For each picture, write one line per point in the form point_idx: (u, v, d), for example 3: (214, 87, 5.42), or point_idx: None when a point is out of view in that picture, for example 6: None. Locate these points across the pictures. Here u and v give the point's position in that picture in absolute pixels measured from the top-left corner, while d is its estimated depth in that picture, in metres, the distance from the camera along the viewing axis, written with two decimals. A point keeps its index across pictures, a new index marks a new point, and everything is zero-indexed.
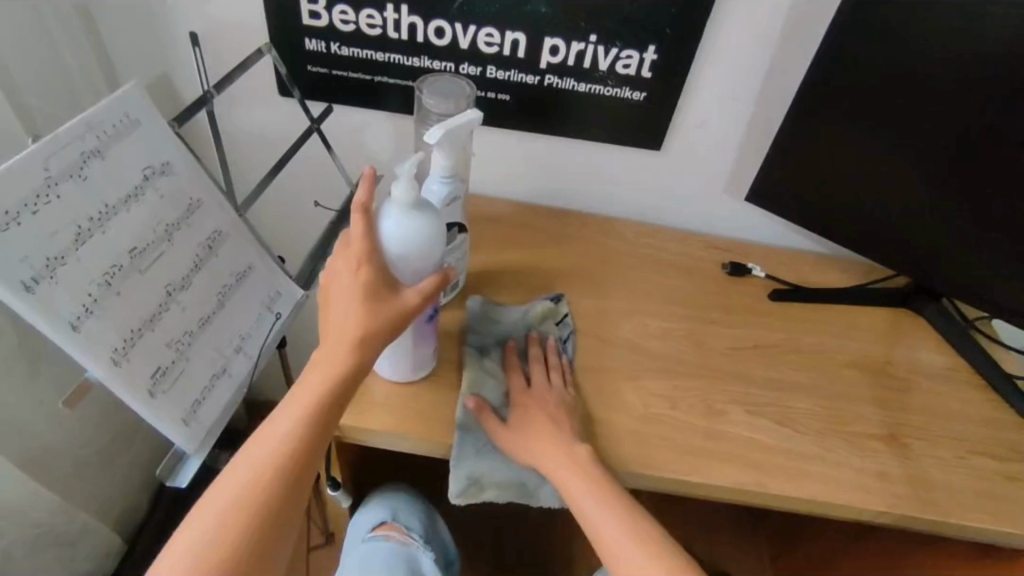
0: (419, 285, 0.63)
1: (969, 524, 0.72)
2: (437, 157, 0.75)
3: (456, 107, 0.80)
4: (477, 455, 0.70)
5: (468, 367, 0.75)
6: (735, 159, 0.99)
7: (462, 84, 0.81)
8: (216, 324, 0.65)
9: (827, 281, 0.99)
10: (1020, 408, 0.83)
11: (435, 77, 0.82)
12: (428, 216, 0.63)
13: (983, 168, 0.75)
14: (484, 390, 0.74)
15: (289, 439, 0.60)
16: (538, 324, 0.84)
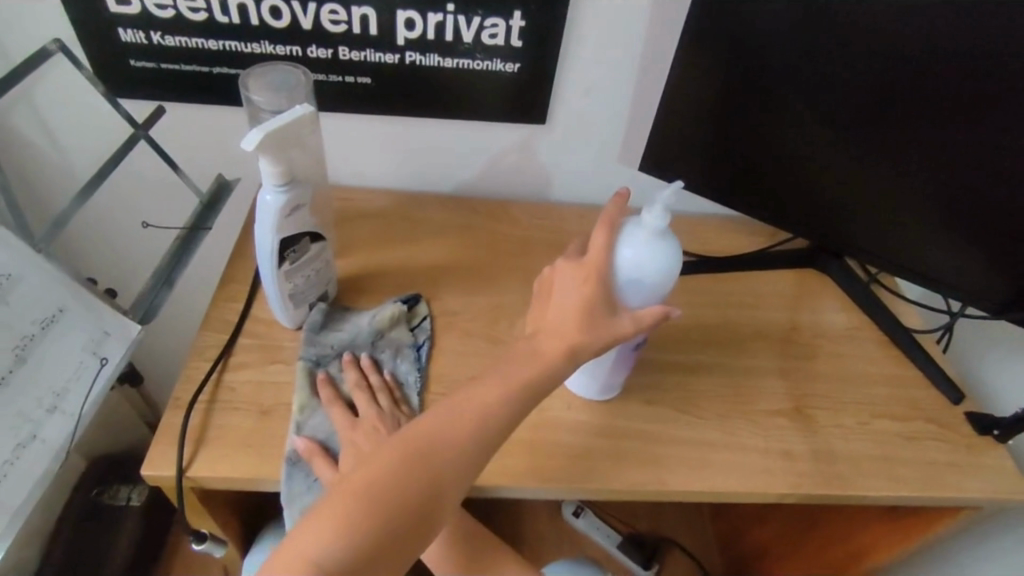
0: (638, 314, 0.62)
1: (873, 494, 0.71)
2: (262, 165, 0.62)
3: (290, 102, 0.68)
4: (307, 492, 0.63)
5: (297, 393, 0.69)
6: (628, 125, 0.93)
7: (295, 73, 0.70)
8: (14, 385, 0.60)
9: (732, 247, 0.97)
10: (920, 361, 0.83)
11: (266, 67, 0.70)
12: (671, 245, 0.62)
13: (870, 121, 0.74)
14: (310, 419, 0.68)
15: (432, 444, 0.56)
16: (386, 331, 0.76)
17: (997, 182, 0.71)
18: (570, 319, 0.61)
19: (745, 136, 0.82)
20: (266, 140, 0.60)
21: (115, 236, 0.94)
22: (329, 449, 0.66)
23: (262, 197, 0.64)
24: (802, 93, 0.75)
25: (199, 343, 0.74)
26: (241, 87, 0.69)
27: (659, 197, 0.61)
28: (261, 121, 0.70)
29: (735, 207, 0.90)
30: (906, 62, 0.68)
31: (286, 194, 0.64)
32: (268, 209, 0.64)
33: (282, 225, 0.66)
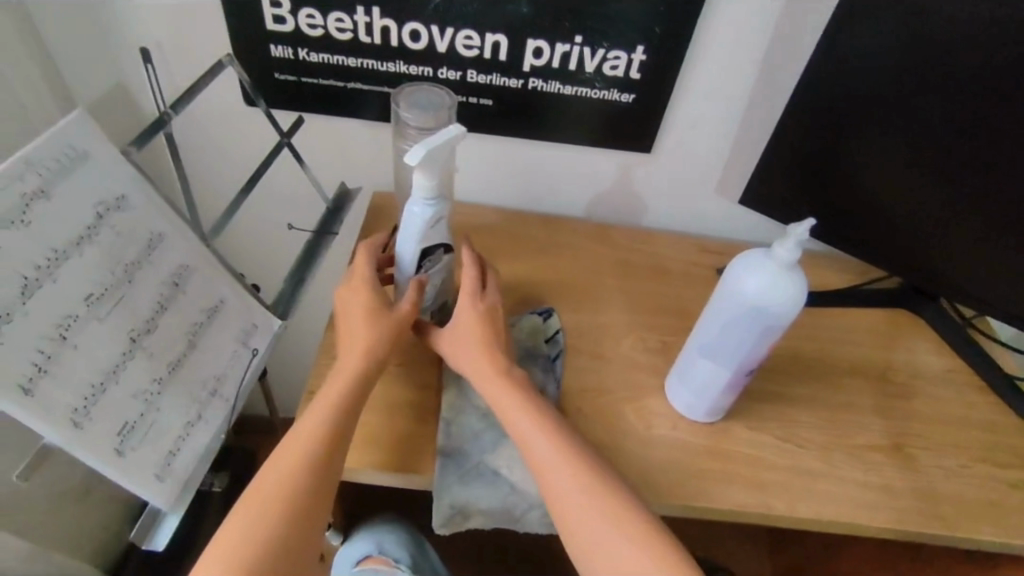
0: (409, 296, 0.71)
1: (977, 536, 0.71)
2: (417, 180, 0.66)
3: (436, 121, 0.74)
4: (460, 481, 0.67)
5: (446, 391, 0.73)
6: (728, 158, 0.96)
7: (443, 96, 0.75)
8: (187, 367, 0.67)
9: (824, 282, 0.98)
10: (1019, 407, 0.83)
11: (413, 87, 0.75)
12: (798, 281, 0.61)
13: (986, 172, 0.75)
14: (459, 417, 0.71)
15: (321, 420, 0.64)
16: (526, 340, 0.80)
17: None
18: (356, 325, 0.69)
19: (855, 180, 0.84)
20: (426, 156, 0.63)
21: (259, 238, 1.01)
22: (464, 449, 0.69)
23: (412, 208, 0.68)
24: (920, 142, 0.77)
25: (327, 340, 0.79)
26: (395, 103, 0.75)
27: (793, 231, 0.60)
28: (409, 137, 0.76)
29: (837, 244, 0.91)
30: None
31: (434, 207, 0.68)
32: (416, 219, 0.69)
33: (426, 235, 0.70)
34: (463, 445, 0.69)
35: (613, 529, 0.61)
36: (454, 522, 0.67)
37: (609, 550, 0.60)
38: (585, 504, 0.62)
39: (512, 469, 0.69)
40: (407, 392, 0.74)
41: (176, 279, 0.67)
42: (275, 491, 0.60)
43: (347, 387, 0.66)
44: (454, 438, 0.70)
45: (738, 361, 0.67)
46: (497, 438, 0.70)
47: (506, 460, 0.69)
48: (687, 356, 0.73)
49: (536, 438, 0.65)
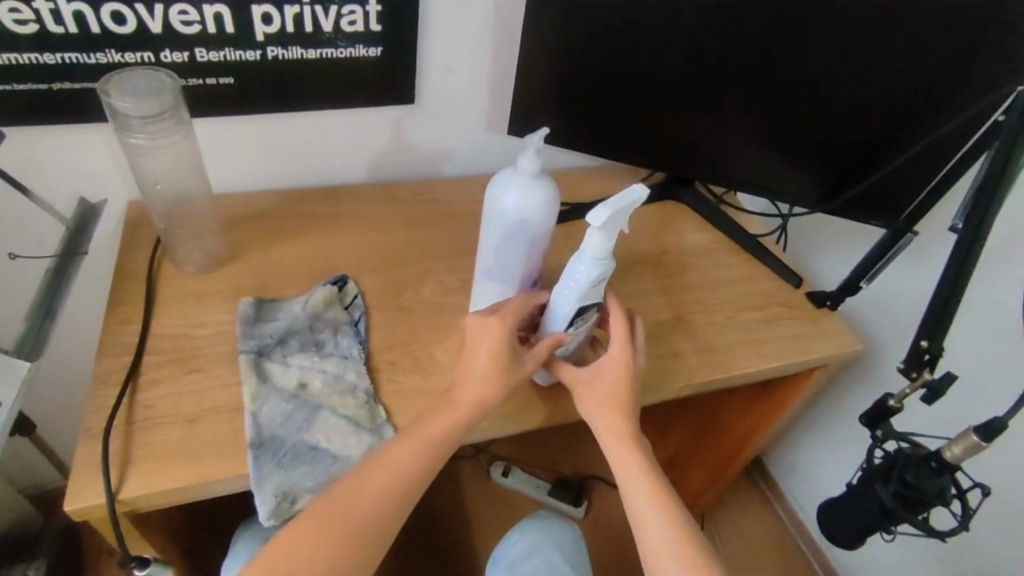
0: (537, 352, 0.69)
1: (748, 371, 0.85)
2: (594, 239, 0.64)
3: (160, 106, 0.68)
4: (278, 468, 0.65)
5: (246, 384, 0.69)
6: (491, 96, 1.00)
7: (158, 78, 0.69)
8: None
9: (602, 191, 1.08)
10: (761, 255, 1.00)
11: (123, 73, 0.68)
12: (552, 187, 0.66)
13: (701, 61, 0.86)
14: (264, 405, 0.68)
15: (416, 459, 0.64)
16: (324, 312, 0.79)
17: (803, 101, 0.87)
18: (481, 367, 0.67)
19: (601, 90, 0.93)
20: (610, 216, 0.62)
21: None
22: (278, 436, 0.67)
23: (578, 265, 0.66)
24: (641, 45, 0.86)
25: (101, 370, 0.71)
26: (103, 91, 0.67)
27: (529, 143, 0.63)
28: (133, 128, 0.70)
29: (602, 153, 1.00)
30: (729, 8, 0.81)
31: (603, 268, 0.66)
32: (581, 278, 0.67)
33: (587, 294, 0.68)
34: (269, 432, 0.67)
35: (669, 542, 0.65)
36: (283, 510, 0.64)
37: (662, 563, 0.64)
38: (659, 526, 0.66)
39: (329, 438, 0.68)
40: (203, 399, 0.69)
41: None
42: (356, 505, 0.60)
43: (453, 424, 0.66)
44: (262, 428, 0.67)
45: (520, 275, 0.71)
46: (309, 415, 0.69)
47: (322, 432, 0.68)
48: (479, 287, 0.75)
49: (632, 466, 0.69)
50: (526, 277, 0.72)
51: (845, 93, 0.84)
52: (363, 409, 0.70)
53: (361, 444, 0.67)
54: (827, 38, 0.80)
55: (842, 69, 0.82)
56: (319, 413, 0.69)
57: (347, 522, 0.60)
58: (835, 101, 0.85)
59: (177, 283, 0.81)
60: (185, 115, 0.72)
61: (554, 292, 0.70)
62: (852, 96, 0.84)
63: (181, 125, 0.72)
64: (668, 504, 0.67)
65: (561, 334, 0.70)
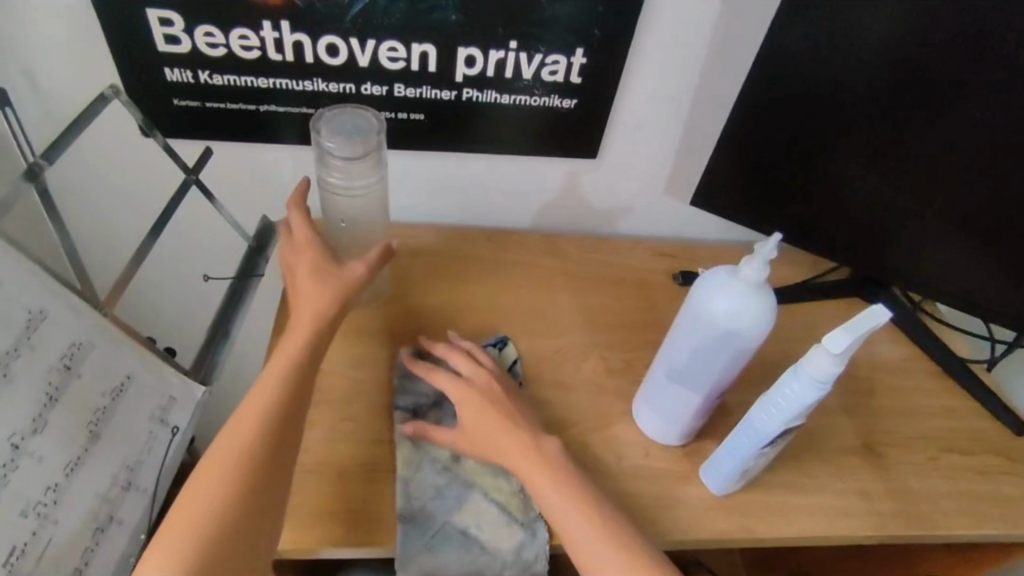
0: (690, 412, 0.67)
1: (950, 532, 0.72)
2: (818, 363, 0.55)
3: (363, 148, 0.67)
4: (424, 549, 0.62)
5: (400, 447, 0.67)
6: (676, 159, 0.92)
7: (368, 120, 0.68)
8: (88, 465, 0.62)
9: (778, 276, 0.97)
10: (974, 389, 0.85)
11: (338, 110, 0.68)
12: (773, 301, 0.58)
13: (934, 152, 0.75)
14: (419, 473, 0.66)
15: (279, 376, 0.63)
16: None
17: None
18: (305, 281, 0.67)
19: (807, 174, 0.83)
20: (848, 343, 0.53)
21: (163, 282, 0.92)
22: (428, 512, 0.64)
23: (790, 385, 0.57)
24: (868, 131, 0.76)
25: None
26: (315, 128, 0.67)
27: (761, 251, 0.56)
28: (333, 168, 0.69)
29: (793, 241, 0.90)
30: (983, 102, 0.69)
31: (821, 394, 0.56)
32: (791, 399, 0.57)
33: (796, 416, 0.58)
34: (421, 505, 0.64)
35: (560, 499, 0.61)
36: None
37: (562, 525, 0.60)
38: (538, 485, 0.62)
39: (479, 526, 0.64)
40: (356, 451, 0.68)
41: (68, 358, 0.61)
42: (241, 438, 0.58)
43: (308, 332, 0.65)
44: (413, 500, 0.64)
45: (706, 385, 0.64)
46: (461, 495, 0.65)
47: (471, 516, 0.64)
48: (655, 381, 0.68)
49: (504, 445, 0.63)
50: (715, 387, 0.64)
51: None
52: (516, 500, 0.65)
53: (513, 540, 0.63)
54: None
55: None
56: (472, 492, 0.65)
57: (235, 462, 0.57)
58: None
59: None
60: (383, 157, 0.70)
61: (752, 406, 0.61)
62: None
63: (378, 168, 0.71)
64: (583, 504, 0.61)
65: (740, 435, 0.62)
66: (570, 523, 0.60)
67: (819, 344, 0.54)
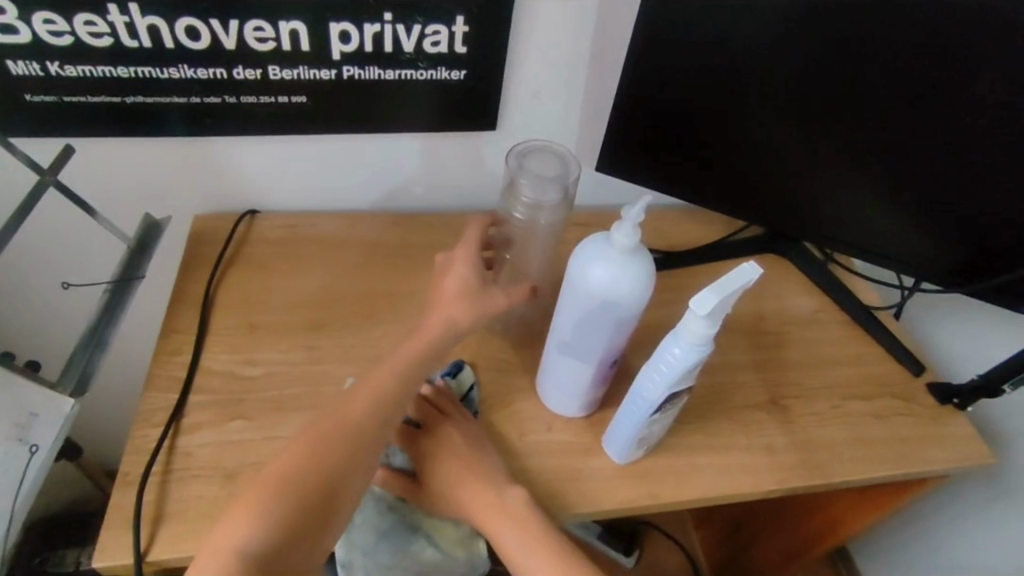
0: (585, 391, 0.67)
1: (852, 478, 0.73)
2: (692, 325, 0.54)
3: (557, 192, 0.69)
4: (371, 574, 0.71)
5: None
6: (580, 126, 0.91)
7: (566, 160, 0.69)
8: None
9: (691, 237, 0.97)
10: (880, 336, 0.86)
11: (530, 145, 0.71)
12: (648, 265, 0.57)
13: (823, 102, 0.75)
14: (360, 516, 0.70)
15: (363, 415, 0.61)
16: None
17: (934, 155, 0.74)
18: (451, 293, 0.69)
19: (706, 133, 0.82)
20: (716, 303, 0.52)
21: (19, 288, 0.87)
22: (373, 552, 0.70)
23: (670, 349, 0.56)
24: (758, 83, 0.75)
25: (144, 406, 0.68)
26: (513, 162, 0.69)
27: (629, 215, 0.54)
28: (520, 202, 0.70)
29: (701, 202, 0.89)
30: (863, 47, 0.69)
31: (701, 356, 0.56)
32: (673, 363, 0.57)
33: (680, 380, 0.58)
34: (375, 549, 0.70)
35: (520, 539, 0.61)
36: None
37: (519, 565, 0.61)
38: (495, 529, 0.62)
39: (422, 567, 0.73)
40: (247, 450, 0.65)
41: None
42: (294, 477, 0.58)
43: (395, 371, 0.64)
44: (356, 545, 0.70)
45: (597, 355, 0.63)
46: (405, 539, 0.71)
47: (415, 560, 0.72)
48: (550, 357, 0.67)
49: (467, 492, 0.64)
50: (606, 357, 0.63)
51: (975, 140, 0.71)
52: (461, 543, 0.74)
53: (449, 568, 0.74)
54: (985, 86, 0.67)
55: (1011, 127, 0.69)
56: (417, 539, 0.72)
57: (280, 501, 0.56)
58: (971, 154, 0.72)
59: (232, 312, 0.77)
60: (570, 197, 0.71)
61: (638, 373, 0.60)
62: (991, 150, 0.71)
63: (565, 208, 0.72)
64: (544, 544, 0.60)
65: (629, 405, 0.62)
66: (528, 563, 0.60)
67: (689, 307, 0.53)
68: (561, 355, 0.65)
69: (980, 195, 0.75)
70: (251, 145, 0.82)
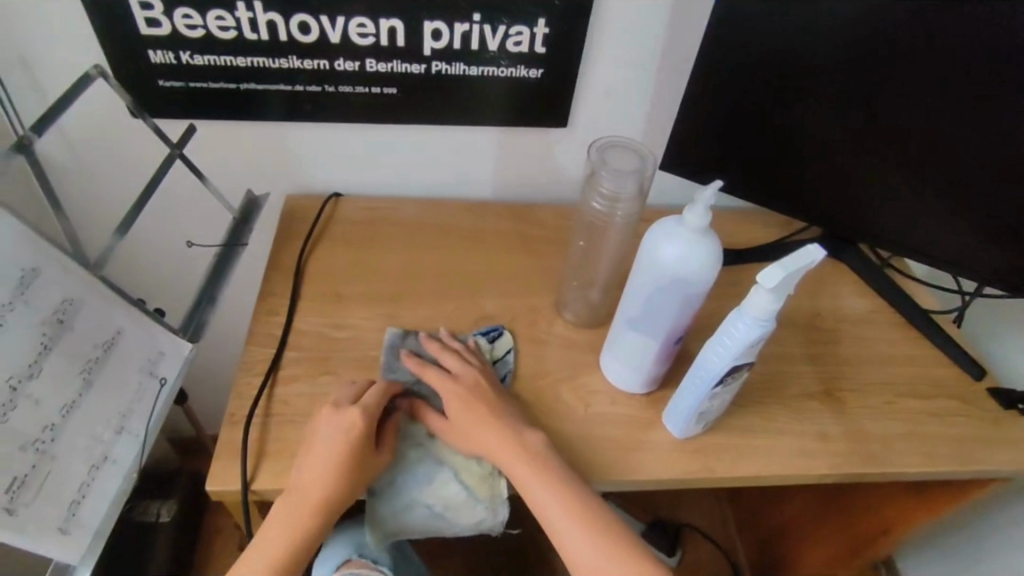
0: (647, 367, 0.72)
1: (907, 470, 0.75)
2: (758, 301, 0.58)
3: (636, 187, 0.69)
4: (390, 509, 0.68)
5: None
6: (646, 125, 0.96)
7: (647, 156, 0.69)
8: (83, 409, 0.68)
9: (749, 237, 1.00)
10: (939, 340, 0.87)
11: (609, 139, 0.70)
12: (717, 246, 0.61)
13: (889, 107, 0.77)
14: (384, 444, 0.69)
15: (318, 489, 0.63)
16: None
17: (999, 161, 0.76)
18: (329, 465, 0.63)
19: (770, 134, 0.85)
20: (782, 280, 0.56)
21: (139, 250, 0.97)
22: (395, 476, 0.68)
23: (736, 324, 0.60)
24: (823, 87, 0.79)
25: (247, 358, 0.75)
26: (593, 155, 0.70)
27: (702, 197, 0.59)
28: (599, 193, 0.72)
29: (760, 202, 0.93)
30: (931, 53, 0.72)
31: (764, 332, 0.60)
32: (737, 339, 0.61)
33: (743, 355, 0.62)
34: (397, 485, 0.68)
35: (542, 488, 0.64)
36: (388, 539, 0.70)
37: (544, 516, 0.64)
38: (518, 472, 0.65)
39: (447, 506, 0.68)
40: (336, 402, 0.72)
41: (60, 313, 0.67)
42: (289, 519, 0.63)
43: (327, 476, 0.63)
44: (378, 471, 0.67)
45: (662, 331, 0.67)
46: (431, 472, 0.69)
47: (439, 495, 0.68)
48: (617, 333, 0.72)
49: (489, 440, 0.66)
50: (672, 331, 0.67)
51: None
52: (485, 481, 0.68)
53: (473, 517, 0.68)
54: None
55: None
56: (442, 470, 0.69)
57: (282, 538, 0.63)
58: None
59: (321, 281, 0.85)
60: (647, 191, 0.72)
61: (703, 347, 0.64)
62: None
63: (641, 202, 0.72)
64: (564, 490, 0.64)
65: (693, 377, 0.66)
66: (552, 513, 0.63)
67: (757, 282, 0.57)
68: (629, 329, 0.70)
69: None
70: (343, 132, 0.91)
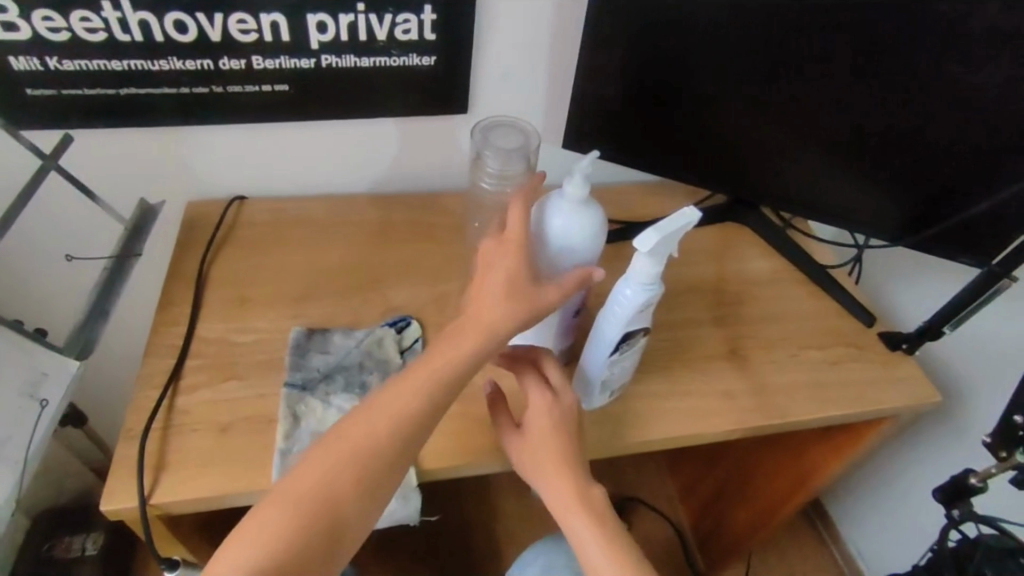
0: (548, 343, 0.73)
1: (806, 418, 0.79)
2: (640, 266, 0.60)
3: (521, 164, 0.74)
4: None
5: (282, 421, 0.69)
6: (545, 106, 0.97)
7: (529, 135, 0.73)
8: None
9: (657, 209, 1.02)
10: (834, 292, 0.92)
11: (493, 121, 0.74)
12: (597, 216, 0.63)
13: (766, 71, 0.80)
14: (296, 443, 0.68)
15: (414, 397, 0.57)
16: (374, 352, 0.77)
17: (873, 116, 0.80)
18: (496, 293, 0.59)
19: (663, 105, 0.88)
20: (658, 242, 0.58)
21: (24, 267, 0.93)
22: None
23: (623, 290, 0.62)
24: (706, 55, 0.81)
25: (145, 370, 0.73)
26: (478, 137, 0.73)
27: (578, 167, 0.61)
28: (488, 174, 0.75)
29: (662, 173, 0.95)
30: (798, 17, 0.75)
31: (651, 294, 0.62)
32: (627, 303, 0.62)
33: (634, 319, 0.64)
34: None
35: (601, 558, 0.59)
36: None
37: (581, 552, 0.60)
38: (581, 538, 0.60)
39: None
40: (241, 407, 0.71)
41: None
42: (337, 460, 0.54)
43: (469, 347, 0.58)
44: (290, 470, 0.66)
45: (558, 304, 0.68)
46: None
47: None
48: None
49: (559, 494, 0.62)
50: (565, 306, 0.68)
51: (909, 100, 0.77)
52: None
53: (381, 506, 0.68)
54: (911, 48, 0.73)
55: (947, 82, 0.74)
56: None
57: (328, 476, 0.53)
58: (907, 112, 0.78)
59: (223, 286, 0.82)
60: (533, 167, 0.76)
61: (598, 315, 0.66)
62: (924, 107, 0.77)
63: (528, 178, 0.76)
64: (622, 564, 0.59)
65: (590, 347, 0.67)
66: None
67: (635, 248, 0.59)
68: None
69: (919, 151, 0.80)
70: (239, 133, 0.88)
